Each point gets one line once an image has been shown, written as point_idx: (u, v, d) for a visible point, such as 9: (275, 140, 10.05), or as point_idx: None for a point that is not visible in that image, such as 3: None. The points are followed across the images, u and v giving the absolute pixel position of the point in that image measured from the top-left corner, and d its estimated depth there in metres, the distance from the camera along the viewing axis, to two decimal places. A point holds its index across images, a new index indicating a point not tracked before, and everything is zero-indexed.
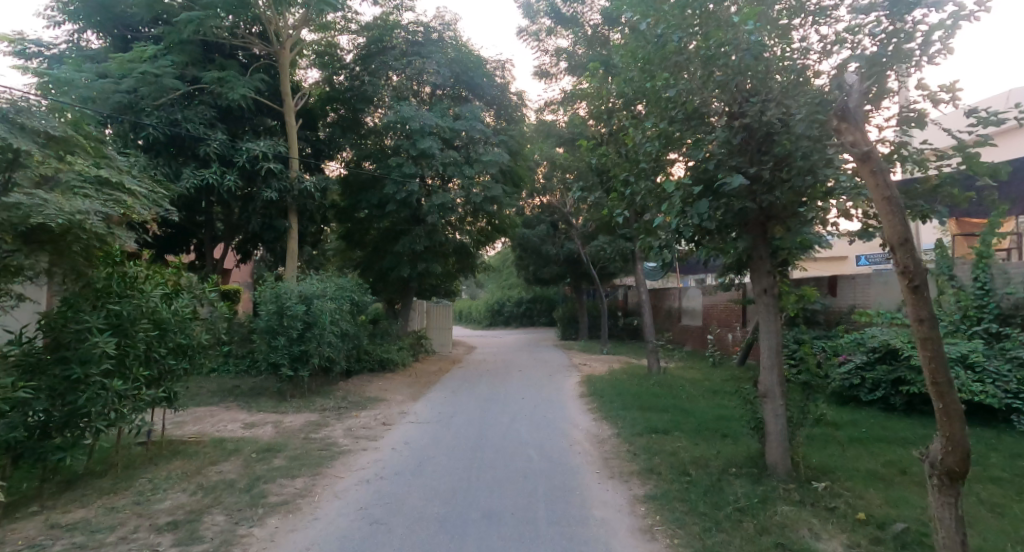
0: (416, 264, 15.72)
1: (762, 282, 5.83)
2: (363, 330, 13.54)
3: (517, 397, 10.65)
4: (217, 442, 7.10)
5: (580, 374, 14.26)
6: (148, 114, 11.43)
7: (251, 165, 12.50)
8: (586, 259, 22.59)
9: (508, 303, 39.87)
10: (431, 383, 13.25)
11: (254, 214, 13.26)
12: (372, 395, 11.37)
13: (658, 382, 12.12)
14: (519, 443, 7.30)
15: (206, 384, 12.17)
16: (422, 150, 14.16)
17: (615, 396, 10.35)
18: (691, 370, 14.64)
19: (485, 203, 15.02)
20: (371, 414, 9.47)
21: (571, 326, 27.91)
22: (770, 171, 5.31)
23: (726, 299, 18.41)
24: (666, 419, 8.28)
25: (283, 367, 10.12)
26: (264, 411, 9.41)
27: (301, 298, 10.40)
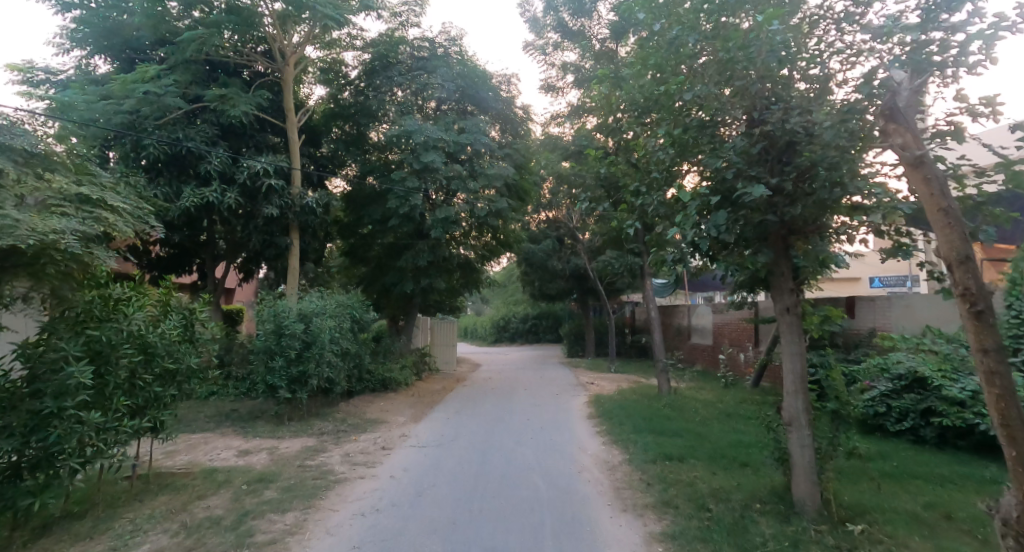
0: (420, 281, 15.41)
1: (784, 300, 5.46)
2: (365, 349, 13.20)
3: (523, 419, 10.25)
4: (208, 472, 6.76)
5: (589, 393, 13.81)
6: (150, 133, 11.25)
7: (253, 181, 12.28)
8: (593, 274, 22.24)
9: (514, 319, 39.44)
10: (434, 404, 12.87)
11: (255, 231, 13.01)
12: (373, 417, 11.00)
13: (670, 404, 11.68)
14: (527, 471, 6.89)
15: (204, 406, 11.85)
16: (426, 164, 13.95)
17: (625, 418, 9.92)
18: (703, 389, 14.17)
19: (489, 218, 14.74)
20: (371, 438, 9.10)
21: (578, 343, 27.46)
22: (792, 182, 5.00)
23: (739, 316, 17.99)
24: (680, 444, 7.85)
25: (280, 389, 9.78)
26: (261, 435, 9.06)
27: (300, 317, 10.08)
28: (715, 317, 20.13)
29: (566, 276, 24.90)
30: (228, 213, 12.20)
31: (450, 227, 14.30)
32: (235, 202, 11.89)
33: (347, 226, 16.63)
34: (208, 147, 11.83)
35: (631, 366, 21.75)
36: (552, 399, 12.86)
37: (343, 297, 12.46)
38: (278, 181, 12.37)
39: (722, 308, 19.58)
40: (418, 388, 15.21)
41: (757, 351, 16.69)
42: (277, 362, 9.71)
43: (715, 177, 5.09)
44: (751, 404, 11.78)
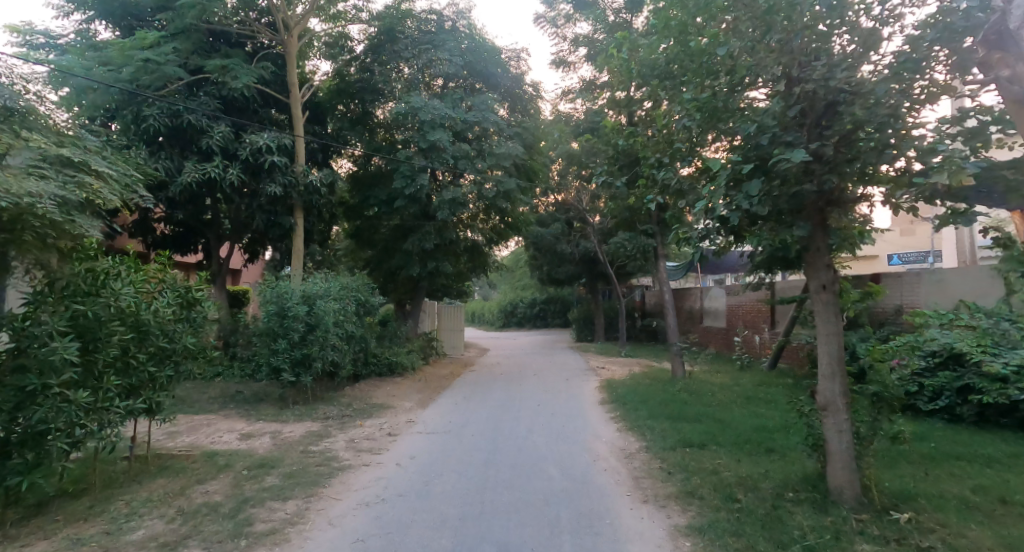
0: (427, 263, 15.06)
1: (820, 278, 4.99)
2: (371, 332, 12.91)
3: (533, 404, 9.93)
4: (208, 456, 6.51)
5: (600, 378, 13.49)
6: (148, 105, 10.88)
7: (255, 158, 11.92)
8: (604, 258, 21.80)
9: (521, 304, 39.10)
10: (442, 388, 12.58)
11: (258, 210, 12.68)
12: (379, 401, 10.72)
13: (685, 388, 11.33)
14: (540, 459, 6.59)
15: (208, 389, 11.63)
16: (433, 142, 13.52)
17: (640, 403, 9.57)
18: (717, 374, 13.82)
19: (499, 198, 14.31)
20: (377, 423, 8.81)
21: (586, 328, 27.12)
22: (833, 147, 4.52)
23: (755, 299, 17.59)
24: (699, 430, 7.51)
25: (284, 371, 9.51)
26: (264, 419, 8.81)
27: (303, 298, 9.77)
28: (728, 300, 19.72)
29: (575, 260, 24.48)
30: (230, 191, 11.87)
31: (458, 207, 13.90)
32: (237, 179, 11.54)
33: (353, 207, 16.27)
34: (209, 122, 11.46)
35: (641, 351, 21.40)
36: (562, 384, 12.55)
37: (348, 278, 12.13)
38: (281, 158, 11.99)
39: (737, 291, 19.17)
40: (424, 372, 14.95)
41: (773, 334, 16.30)
42: (279, 345, 9.43)
43: (748, 141, 4.67)
44: (769, 389, 11.41)
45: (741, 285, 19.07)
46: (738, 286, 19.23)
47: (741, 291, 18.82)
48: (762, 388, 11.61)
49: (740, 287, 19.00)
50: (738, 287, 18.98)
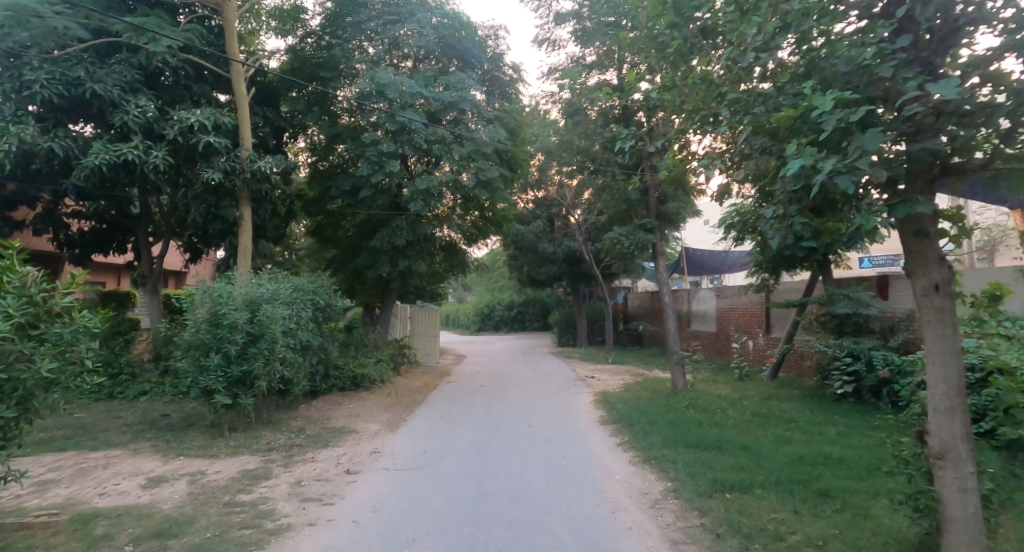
0: (398, 263, 13.43)
1: (932, 275, 3.37)
2: (331, 341, 11.27)
3: (521, 428, 8.44)
4: (84, 522, 4.81)
5: (592, 391, 12.10)
6: (34, 69, 9.06)
7: (186, 139, 10.18)
8: (589, 257, 20.47)
9: (498, 307, 37.60)
10: (414, 404, 10.99)
11: (194, 202, 11.01)
12: (340, 423, 9.10)
13: (689, 404, 9.99)
14: (540, 510, 5.11)
15: (133, 413, 9.86)
16: (402, 123, 11.84)
17: (648, 425, 8.17)
18: (718, 385, 12.57)
19: (478, 189, 12.77)
20: (332, 456, 7.20)
21: (569, 331, 25.68)
22: (973, 85, 3.15)
23: (749, 301, 16.46)
24: (730, 465, 6.12)
25: (218, 393, 7.80)
26: (188, 455, 7.11)
27: (244, 302, 8.09)
28: (719, 302, 18.58)
29: (557, 260, 23.14)
30: (155, 179, 10.15)
31: (432, 198, 12.30)
32: (164, 163, 9.82)
33: (313, 201, 14.55)
34: (123, 95, 9.74)
35: (629, 357, 20.10)
36: (549, 399, 11.12)
37: (303, 279, 10.45)
38: (218, 139, 10.32)
39: (728, 293, 18.04)
40: (395, 384, 13.31)
41: (770, 339, 15.20)
42: (211, 360, 7.69)
43: (849, 78, 3.29)
44: (783, 404, 10.13)
45: (732, 286, 17.93)
46: (729, 288, 18.07)
47: (733, 293, 17.71)
48: (775, 402, 10.34)
49: (732, 289, 17.86)
50: (731, 290, 17.83)
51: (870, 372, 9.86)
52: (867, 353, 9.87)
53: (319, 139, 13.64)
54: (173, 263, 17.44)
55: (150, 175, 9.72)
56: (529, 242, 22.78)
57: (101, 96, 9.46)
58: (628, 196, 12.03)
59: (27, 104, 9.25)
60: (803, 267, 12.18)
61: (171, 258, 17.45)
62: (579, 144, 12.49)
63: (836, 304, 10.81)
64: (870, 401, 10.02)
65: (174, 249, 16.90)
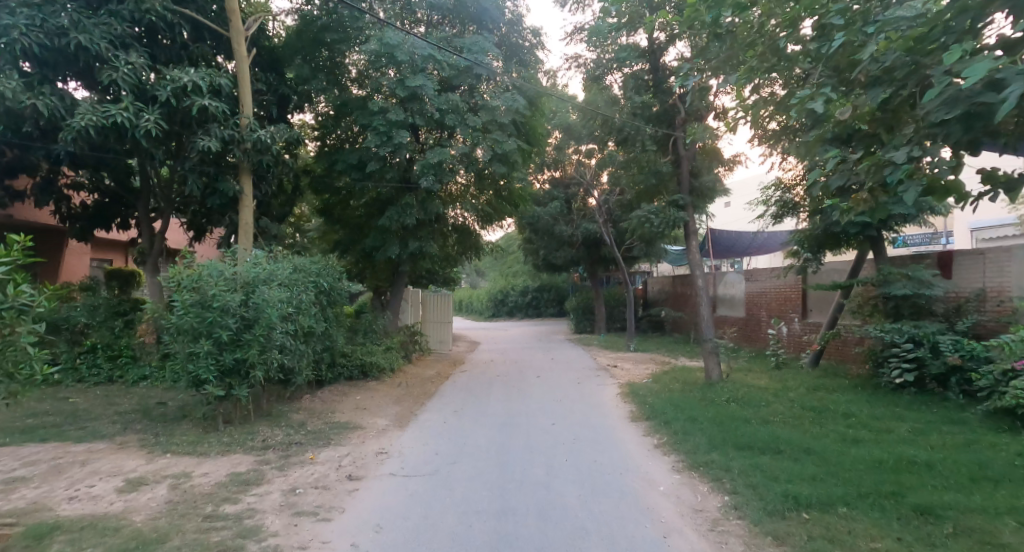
0: (408, 244, 12.56)
1: None
2: (337, 326, 10.46)
3: (544, 427, 7.57)
4: (33, 538, 3.88)
5: (619, 382, 11.17)
6: (18, 16, 8.23)
7: (179, 101, 9.32)
8: (610, 239, 19.40)
9: (512, 293, 36.72)
10: (426, 396, 10.15)
11: (192, 173, 10.19)
12: (345, 417, 8.27)
13: (730, 397, 9.02)
14: (576, 530, 4.22)
15: (125, 401, 9.08)
16: (413, 89, 10.86)
17: (688, 423, 7.25)
18: (755, 374, 11.55)
19: (496, 162, 11.76)
20: (334, 456, 6.34)
21: (586, 317, 24.68)
22: None
23: (783, 284, 15.46)
24: (799, 474, 5.15)
25: (208, 383, 6.93)
26: (173, 452, 6.25)
27: (238, 281, 7.21)
28: (747, 286, 17.56)
29: (575, 243, 22.12)
30: (146, 146, 9.27)
31: (444, 172, 11.36)
32: (157, 128, 8.93)
33: (319, 178, 13.68)
34: (112, 50, 8.90)
35: (652, 344, 19.11)
36: (572, 392, 10.23)
37: (305, 259, 9.60)
38: (213, 102, 9.39)
39: (758, 276, 17.01)
40: (405, 373, 12.49)
41: (807, 324, 14.23)
42: (200, 348, 6.77)
43: None
44: (834, 395, 9.12)
45: (761, 268, 16.89)
46: (758, 271, 17.04)
47: (763, 275, 16.69)
48: (825, 393, 9.32)
49: (761, 272, 16.85)
50: (761, 272, 16.81)
51: (935, 358, 8.81)
52: (932, 337, 8.81)
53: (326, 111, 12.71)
54: (178, 241, 16.93)
55: (141, 141, 8.83)
56: (546, 224, 21.78)
57: (88, 49, 8.63)
58: (660, 168, 10.98)
59: (19, 59, 8.44)
60: (850, 245, 11.15)
61: (175, 236, 17.01)
62: (607, 111, 11.42)
63: (893, 285, 9.82)
64: (936, 391, 8.94)
65: (178, 226, 16.35)
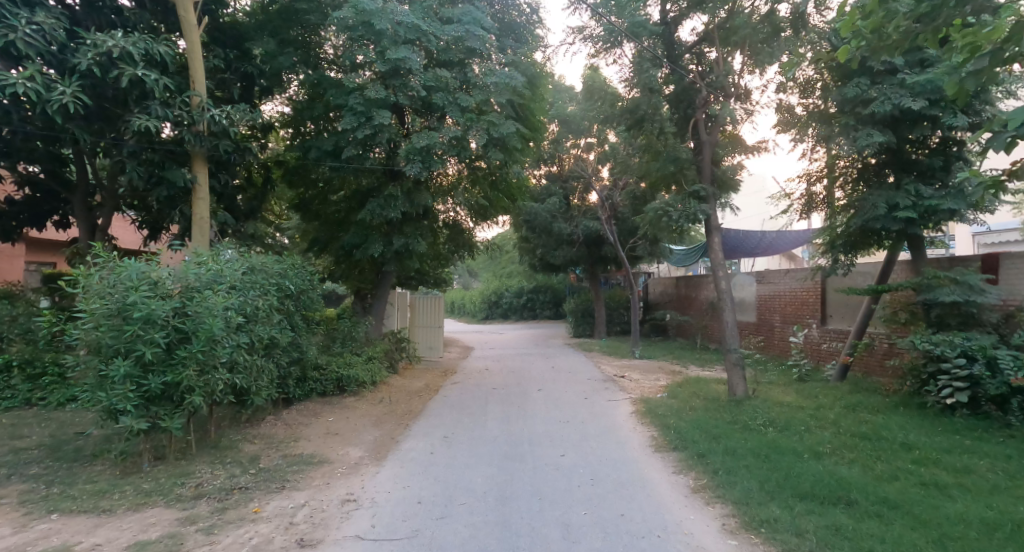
0: (392, 241, 11.17)
1: None
2: (307, 336, 9.08)
3: (551, 464, 6.21)
4: None
5: (631, 398, 9.85)
6: None
7: (105, 71, 7.88)
8: (612, 238, 18.08)
9: (507, 293, 35.37)
10: (410, 416, 8.78)
11: (131, 159, 8.78)
12: (307, 447, 6.89)
13: (765, 419, 7.70)
14: None
15: (52, 430, 7.70)
16: (395, 63, 9.37)
17: (725, 459, 5.91)
18: (783, 389, 10.27)
19: (490, 148, 10.39)
20: (283, 510, 4.93)
21: (586, 321, 23.33)
22: None
23: (799, 286, 14.23)
24: (903, 543, 3.76)
25: (128, 415, 5.53)
26: (72, 509, 4.83)
27: (168, 286, 5.83)
28: (759, 288, 16.29)
29: (574, 241, 20.81)
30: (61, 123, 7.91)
31: (432, 159, 9.98)
32: (76, 102, 7.57)
33: (295, 168, 12.29)
34: (15, 9, 7.50)
35: (657, 350, 17.81)
36: (580, 412, 8.89)
37: (268, 258, 8.20)
38: (148, 73, 8.00)
39: (770, 278, 15.73)
40: (388, 387, 11.08)
41: (827, 330, 12.97)
42: (115, 371, 5.37)
43: None
44: (883, 417, 7.83)
45: (774, 269, 15.61)
46: (770, 272, 15.76)
47: (776, 277, 15.42)
48: (870, 414, 8.04)
49: (773, 273, 15.56)
50: (773, 273, 15.51)
51: (993, 377, 7.46)
52: (989, 352, 7.48)
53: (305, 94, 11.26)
54: (132, 241, 15.65)
55: (56, 118, 7.47)
56: (543, 221, 20.45)
57: None
58: (677, 155, 9.65)
59: None
60: (883, 246, 9.82)
61: (126, 236, 15.79)
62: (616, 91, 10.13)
63: (937, 291, 8.52)
64: (992, 413, 7.62)
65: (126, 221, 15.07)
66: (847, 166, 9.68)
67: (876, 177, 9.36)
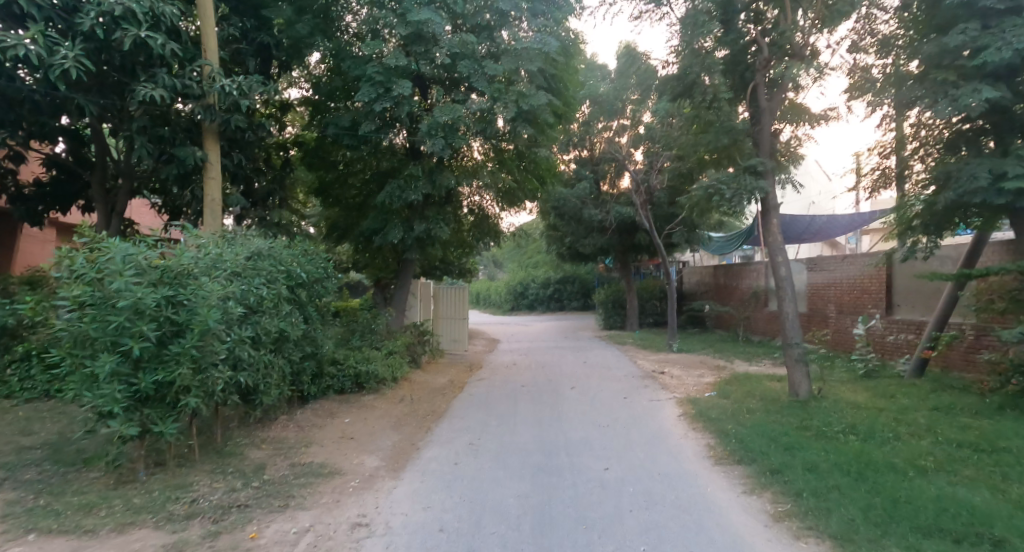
0: (413, 226, 10.36)
1: None
2: (323, 329, 8.32)
3: (596, 479, 5.28)
4: None
5: (676, 398, 8.86)
6: None
7: (108, 33, 7.11)
8: (648, 224, 16.99)
9: (532, 284, 34.40)
10: (433, 417, 7.98)
11: (139, 133, 8.01)
12: (318, 453, 6.10)
13: (842, 425, 6.65)
14: None
15: (51, 427, 7.06)
16: (418, 26, 8.54)
17: (807, 476, 4.88)
18: (850, 390, 9.15)
19: (520, 121, 9.47)
20: (286, 537, 4.06)
21: (617, 313, 22.29)
22: None
23: (859, 274, 13.07)
24: None
25: (114, 417, 4.58)
26: (43, 525, 4.01)
27: (163, 270, 4.90)
28: (811, 276, 15.10)
29: (606, 229, 19.77)
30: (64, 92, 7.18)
31: (456, 135, 9.06)
32: (79, 67, 6.84)
33: (315, 149, 11.58)
34: None
35: (696, 343, 16.72)
36: (620, 413, 7.94)
37: (275, 242, 7.44)
38: (154, 36, 7.19)
39: (824, 265, 14.54)
40: (410, 383, 10.33)
41: (893, 322, 11.84)
42: (99, 369, 4.46)
43: None
44: (986, 422, 6.70)
45: (828, 256, 14.42)
46: (823, 260, 14.57)
47: (830, 264, 14.24)
48: (968, 419, 6.92)
49: (827, 260, 14.38)
50: (828, 260, 14.33)
51: None
52: None
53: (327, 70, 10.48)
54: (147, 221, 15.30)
55: (58, 86, 6.73)
56: (573, 207, 19.47)
57: None
58: (734, 125, 8.60)
59: None
60: (976, 224, 8.66)
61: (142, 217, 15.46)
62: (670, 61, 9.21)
63: None
64: None
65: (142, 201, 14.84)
66: (938, 132, 8.72)
67: (968, 147, 8.25)
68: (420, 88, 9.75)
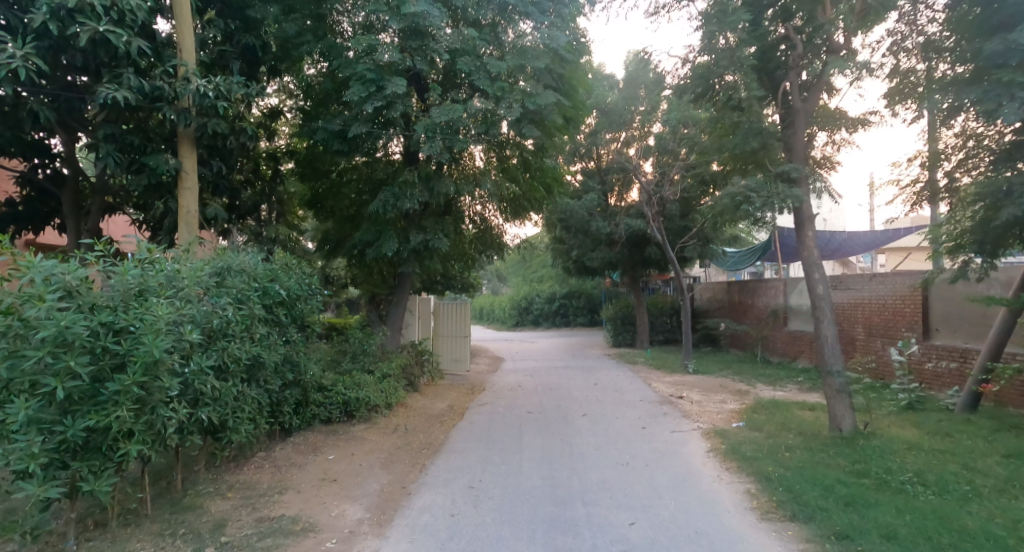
0: (410, 238, 9.59)
1: None
2: (308, 354, 7.47)
3: (621, 540, 4.34)
4: None
5: (701, 430, 7.96)
6: None
7: (63, 28, 6.39)
8: (655, 233, 15.99)
9: (537, 298, 33.51)
10: (429, 454, 7.08)
11: (104, 140, 7.19)
12: (292, 504, 5.21)
13: (907, 474, 5.78)
14: None
15: None
16: (412, 17, 7.81)
17: (889, 548, 3.95)
18: (894, 424, 8.23)
19: (524, 124, 8.70)
20: None
21: (625, 330, 21.38)
22: None
23: (891, 295, 12.16)
24: None
25: (30, 479, 3.65)
26: None
27: (99, 295, 4.08)
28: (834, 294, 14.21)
29: (616, 242, 18.93)
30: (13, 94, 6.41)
31: (454, 136, 8.27)
32: (28, 67, 6.08)
33: (307, 156, 10.83)
34: None
35: (712, 364, 15.81)
36: (637, 448, 7.03)
37: (251, 254, 6.64)
38: (116, 31, 6.48)
39: (850, 284, 13.62)
40: (406, 410, 9.46)
41: (932, 347, 10.95)
42: (13, 417, 3.53)
43: None
44: None
45: (855, 274, 13.51)
46: (849, 279, 13.67)
47: (857, 283, 13.33)
48: None
49: (854, 279, 13.47)
50: (855, 279, 13.42)
51: None
52: None
53: (318, 72, 9.80)
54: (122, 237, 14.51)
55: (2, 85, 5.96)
56: (580, 220, 18.60)
57: None
58: (763, 128, 7.79)
59: None
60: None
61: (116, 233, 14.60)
62: (696, 65, 8.48)
63: None
64: None
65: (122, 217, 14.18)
66: (991, 136, 7.88)
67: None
68: (415, 79, 8.94)
